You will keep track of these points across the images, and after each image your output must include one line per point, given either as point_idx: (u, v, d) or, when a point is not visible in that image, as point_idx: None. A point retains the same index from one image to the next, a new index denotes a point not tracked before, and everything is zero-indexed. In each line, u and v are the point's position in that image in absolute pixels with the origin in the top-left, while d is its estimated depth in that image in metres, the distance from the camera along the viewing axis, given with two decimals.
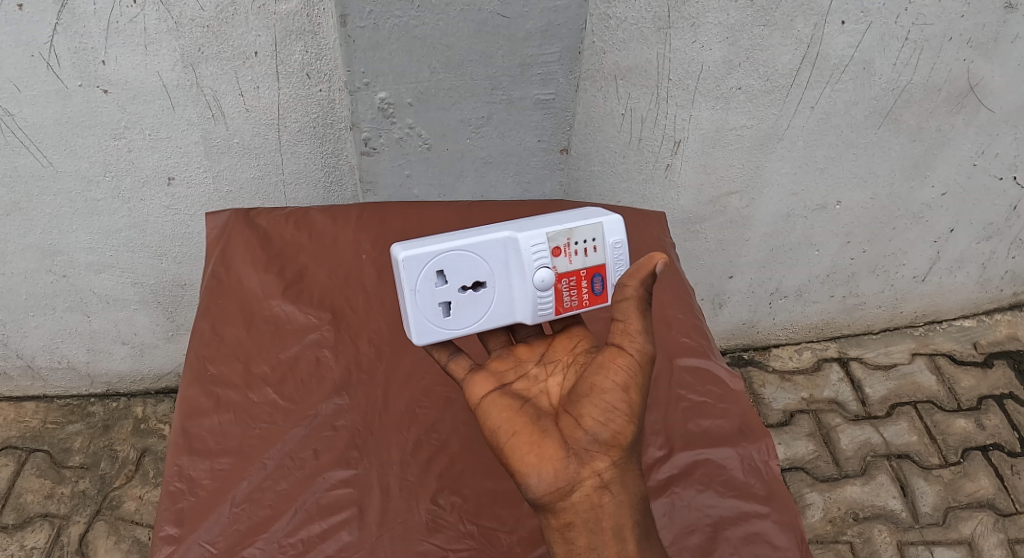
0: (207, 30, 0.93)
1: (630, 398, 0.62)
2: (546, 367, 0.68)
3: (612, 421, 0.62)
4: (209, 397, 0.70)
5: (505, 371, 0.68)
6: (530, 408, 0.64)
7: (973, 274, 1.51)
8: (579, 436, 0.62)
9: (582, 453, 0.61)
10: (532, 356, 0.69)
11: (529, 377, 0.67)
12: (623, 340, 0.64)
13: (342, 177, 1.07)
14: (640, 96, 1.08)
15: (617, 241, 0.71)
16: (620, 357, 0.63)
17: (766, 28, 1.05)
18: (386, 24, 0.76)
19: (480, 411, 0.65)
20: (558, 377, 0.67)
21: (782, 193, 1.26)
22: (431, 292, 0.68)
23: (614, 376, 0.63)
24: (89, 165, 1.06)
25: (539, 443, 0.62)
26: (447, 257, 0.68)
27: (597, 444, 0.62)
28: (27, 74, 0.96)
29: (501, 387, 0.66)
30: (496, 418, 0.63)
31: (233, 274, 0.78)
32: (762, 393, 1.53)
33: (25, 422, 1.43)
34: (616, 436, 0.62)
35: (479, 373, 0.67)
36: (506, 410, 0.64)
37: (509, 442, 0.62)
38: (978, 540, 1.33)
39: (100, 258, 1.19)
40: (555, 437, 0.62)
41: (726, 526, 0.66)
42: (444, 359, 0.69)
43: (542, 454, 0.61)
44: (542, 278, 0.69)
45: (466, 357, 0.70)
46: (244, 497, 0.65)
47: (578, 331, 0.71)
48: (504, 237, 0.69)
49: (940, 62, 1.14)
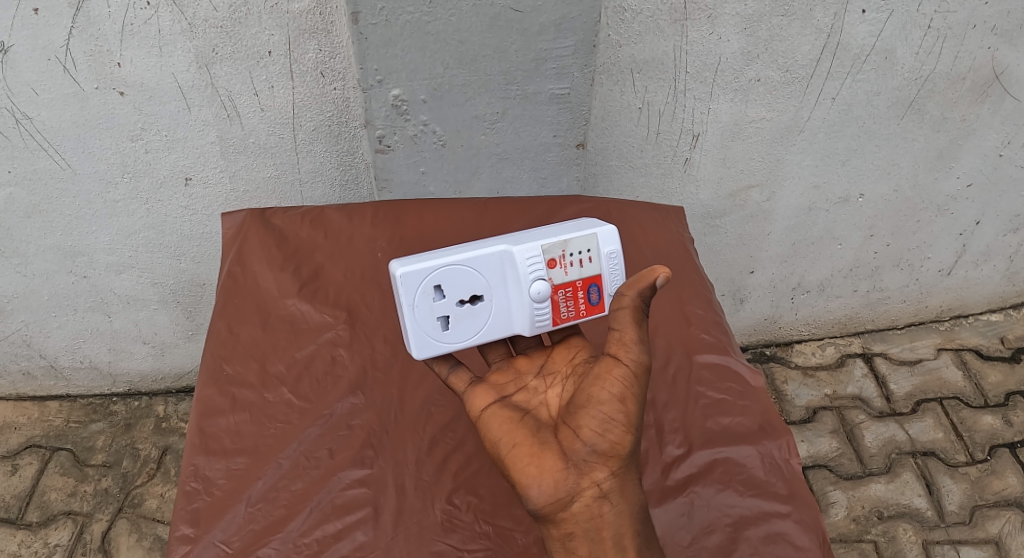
0: (221, 30, 0.93)
1: (626, 408, 0.61)
2: (545, 380, 0.68)
3: (610, 432, 0.61)
4: (225, 396, 0.70)
5: (504, 384, 0.67)
6: (529, 420, 0.64)
7: (999, 267, 1.48)
8: (578, 447, 0.61)
9: (581, 464, 0.60)
10: (531, 368, 0.69)
11: (529, 389, 0.67)
12: (618, 350, 0.63)
13: (358, 176, 1.07)
14: (657, 90, 1.07)
15: (612, 251, 0.70)
16: (616, 368, 0.62)
17: (784, 18, 1.03)
18: (398, 21, 0.75)
19: (481, 423, 0.64)
20: (558, 388, 0.67)
21: (804, 185, 1.24)
22: (430, 307, 0.67)
23: (610, 387, 0.62)
24: (107, 166, 1.06)
25: (539, 454, 0.61)
26: (444, 272, 0.67)
27: (595, 454, 0.61)
28: (44, 77, 0.97)
29: (501, 399, 0.65)
30: (497, 431, 0.63)
31: (249, 273, 0.78)
32: (785, 389, 1.51)
33: (48, 421, 1.45)
34: (614, 446, 0.61)
35: (480, 385, 0.67)
36: (507, 422, 0.63)
37: (509, 455, 0.61)
38: (1005, 539, 1.30)
39: (119, 259, 1.20)
40: (554, 448, 0.61)
41: (746, 526, 0.65)
42: (445, 372, 0.69)
43: (541, 465, 0.60)
44: (538, 291, 0.68)
45: (466, 371, 0.69)
46: (259, 496, 0.65)
47: (578, 341, 0.71)
48: (499, 251, 0.69)
49: (964, 50, 1.12)
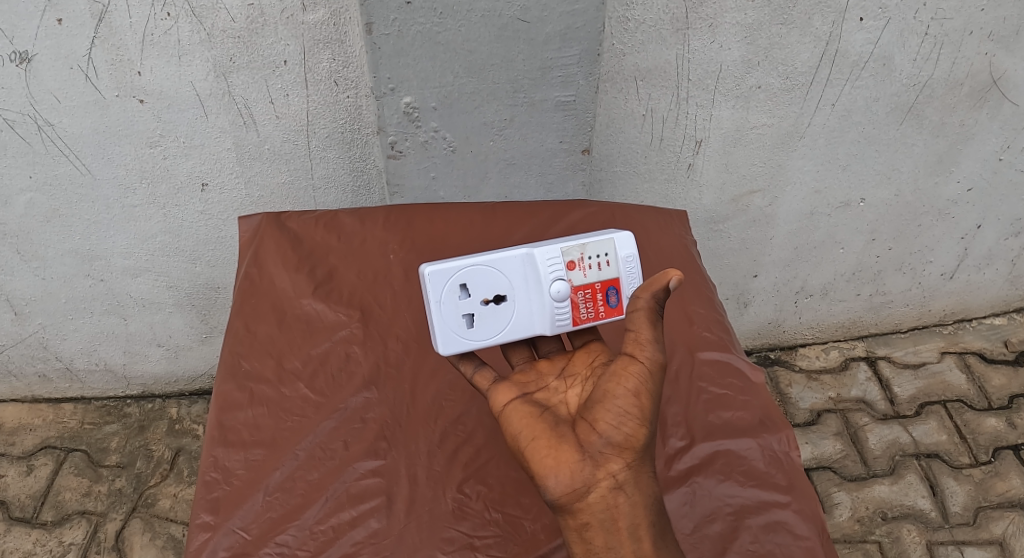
0: (238, 40, 0.96)
1: (642, 403, 0.64)
2: (565, 380, 0.70)
3: (624, 424, 0.63)
4: (242, 391, 0.72)
5: (526, 381, 0.70)
6: (549, 415, 0.66)
7: (1002, 271, 1.50)
8: (593, 439, 0.63)
9: (597, 456, 0.63)
10: (552, 370, 0.71)
11: (548, 388, 0.69)
12: (634, 349, 0.66)
13: (369, 181, 1.10)
14: (660, 97, 1.09)
15: (629, 255, 0.73)
16: (631, 365, 0.65)
17: (784, 26, 1.05)
18: (410, 31, 0.78)
19: (502, 418, 0.67)
20: (577, 388, 0.69)
21: (804, 191, 1.26)
22: (455, 305, 0.70)
23: (625, 383, 0.65)
24: (125, 173, 1.10)
25: (556, 446, 0.63)
26: (469, 271, 0.70)
27: (610, 446, 0.63)
28: (66, 86, 1.00)
29: (522, 395, 0.67)
30: (517, 424, 0.65)
31: (265, 275, 0.81)
32: (789, 393, 1.53)
33: (63, 422, 1.48)
34: (628, 439, 0.63)
35: (502, 381, 0.69)
36: (526, 416, 0.65)
37: (529, 447, 0.64)
38: (1009, 540, 1.32)
39: (136, 263, 1.23)
40: (571, 440, 0.64)
41: (747, 515, 0.67)
42: (470, 370, 0.70)
43: (559, 457, 0.62)
44: (558, 290, 0.71)
45: (489, 369, 0.71)
46: (277, 486, 0.67)
47: (597, 345, 0.72)
48: (521, 253, 0.72)
49: (961, 56, 1.14)
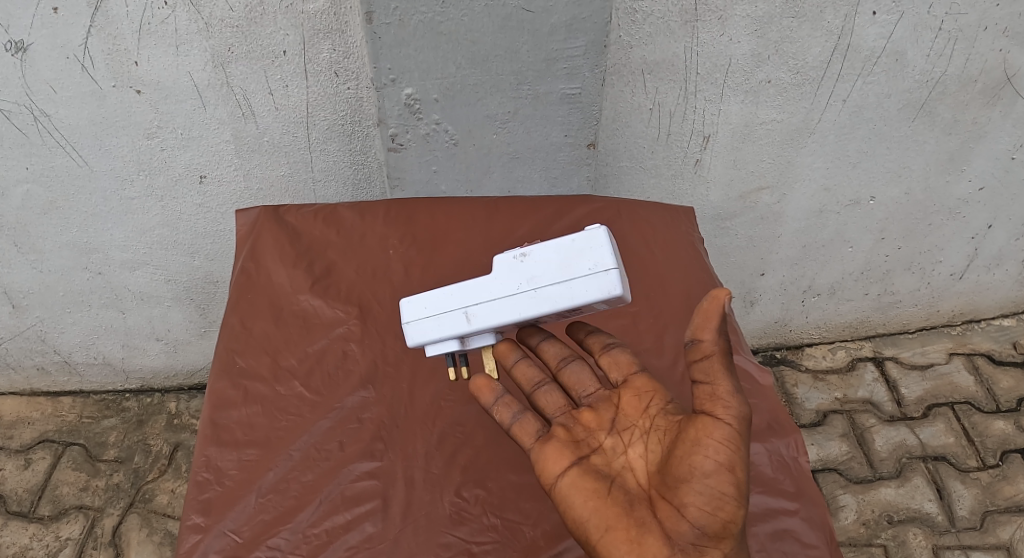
0: (236, 30, 0.94)
1: (735, 477, 0.62)
2: (621, 438, 0.67)
3: (720, 509, 0.62)
4: (237, 389, 0.71)
5: (579, 443, 0.67)
6: (618, 491, 0.64)
7: (1012, 272, 1.48)
8: (683, 528, 0.62)
9: (690, 546, 0.62)
10: (602, 424, 0.67)
11: (606, 451, 0.66)
12: (713, 408, 0.63)
13: (370, 174, 1.08)
14: (667, 91, 1.07)
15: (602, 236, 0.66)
16: (712, 431, 0.63)
17: (795, 20, 1.03)
18: (411, 21, 0.76)
19: (560, 493, 0.64)
20: (638, 449, 0.66)
21: (813, 188, 1.24)
22: None
23: (714, 456, 0.62)
24: (123, 164, 1.08)
25: (639, 539, 0.62)
26: None
27: (704, 535, 0.62)
28: (62, 75, 0.98)
29: (580, 465, 0.65)
30: (585, 509, 0.63)
31: (263, 270, 0.79)
32: (795, 393, 1.51)
33: (62, 416, 1.47)
34: (722, 523, 0.62)
35: (553, 446, 0.65)
36: (594, 498, 0.63)
37: (606, 537, 0.62)
38: (1017, 545, 1.29)
39: (134, 256, 1.22)
40: (655, 528, 0.63)
41: (753, 522, 0.65)
42: (510, 423, 0.66)
43: (643, 552, 0.62)
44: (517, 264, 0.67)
45: (531, 420, 0.67)
46: (271, 487, 0.65)
47: (642, 382, 0.68)
48: None
49: (975, 52, 1.11)
